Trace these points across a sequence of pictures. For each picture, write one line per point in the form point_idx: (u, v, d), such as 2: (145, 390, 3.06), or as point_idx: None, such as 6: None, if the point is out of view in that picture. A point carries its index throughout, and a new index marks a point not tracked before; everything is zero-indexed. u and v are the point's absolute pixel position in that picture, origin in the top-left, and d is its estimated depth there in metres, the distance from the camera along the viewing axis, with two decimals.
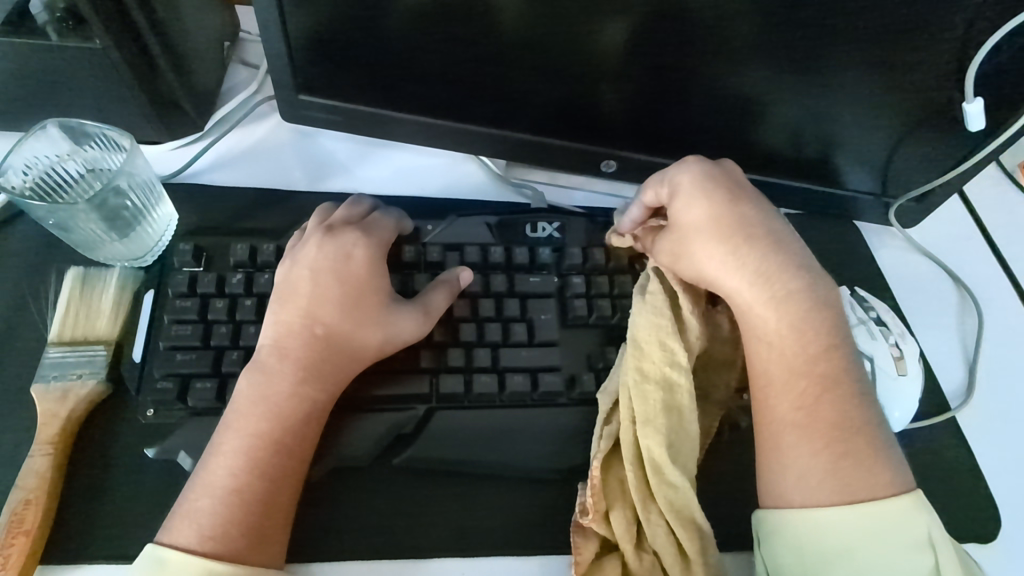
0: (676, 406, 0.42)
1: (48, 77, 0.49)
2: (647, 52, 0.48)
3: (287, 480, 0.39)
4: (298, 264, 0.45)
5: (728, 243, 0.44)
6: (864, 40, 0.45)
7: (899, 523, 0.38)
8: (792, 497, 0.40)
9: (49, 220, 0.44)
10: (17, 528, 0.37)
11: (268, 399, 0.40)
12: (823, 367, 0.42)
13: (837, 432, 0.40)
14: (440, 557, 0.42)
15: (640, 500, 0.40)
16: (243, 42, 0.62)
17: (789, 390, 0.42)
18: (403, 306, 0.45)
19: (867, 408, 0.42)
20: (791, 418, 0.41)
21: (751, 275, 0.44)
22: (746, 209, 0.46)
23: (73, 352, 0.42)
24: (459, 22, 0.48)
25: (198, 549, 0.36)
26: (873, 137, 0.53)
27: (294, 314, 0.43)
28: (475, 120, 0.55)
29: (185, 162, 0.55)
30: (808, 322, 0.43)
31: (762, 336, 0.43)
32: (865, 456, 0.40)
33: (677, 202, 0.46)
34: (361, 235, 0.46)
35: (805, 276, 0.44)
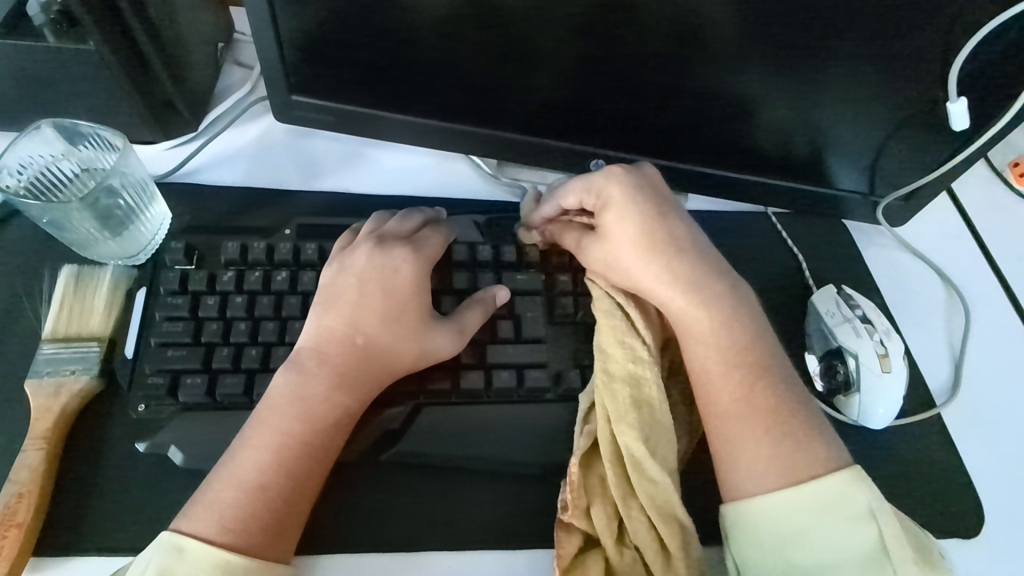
0: (648, 400, 0.42)
1: (44, 78, 0.50)
2: (633, 52, 0.49)
3: (309, 482, 0.40)
4: (346, 271, 0.46)
5: (658, 251, 0.46)
6: (847, 40, 0.46)
7: (840, 498, 0.39)
8: (746, 486, 0.41)
9: (43, 218, 0.45)
10: (9, 520, 0.37)
11: (304, 399, 0.41)
12: (750, 359, 0.44)
13: (773, 419, 0.42)
14: (428, 551, 0.43)
15: (621, 496, 0.41)
16: (237, 44, 0.63)
17: (725, 385, 0.43)
18: (441, 324, 0.45)
19: (795, 393, 0.44)
20: (729, 412, 0.42)
21: (682, 281, 0.45)
22: (670, 216, 0.47)
23: (66, 348, 0.43)
24: (449, 23, 0.48)
25: (217, 539, 0.36)
26: (859, 136, 0.54)
27: (337, 321, 0.44)
28: (466, 120, 0.56)
29: (179, 162, 0.56)
30: (733, 318, 0.45)
31: (696, 338, 0.44)
32: (800, 437, 0.41)
33: (608, 212, 0.47)
34: (410, 251, 0.47)
35: (727, 277, 0.46)
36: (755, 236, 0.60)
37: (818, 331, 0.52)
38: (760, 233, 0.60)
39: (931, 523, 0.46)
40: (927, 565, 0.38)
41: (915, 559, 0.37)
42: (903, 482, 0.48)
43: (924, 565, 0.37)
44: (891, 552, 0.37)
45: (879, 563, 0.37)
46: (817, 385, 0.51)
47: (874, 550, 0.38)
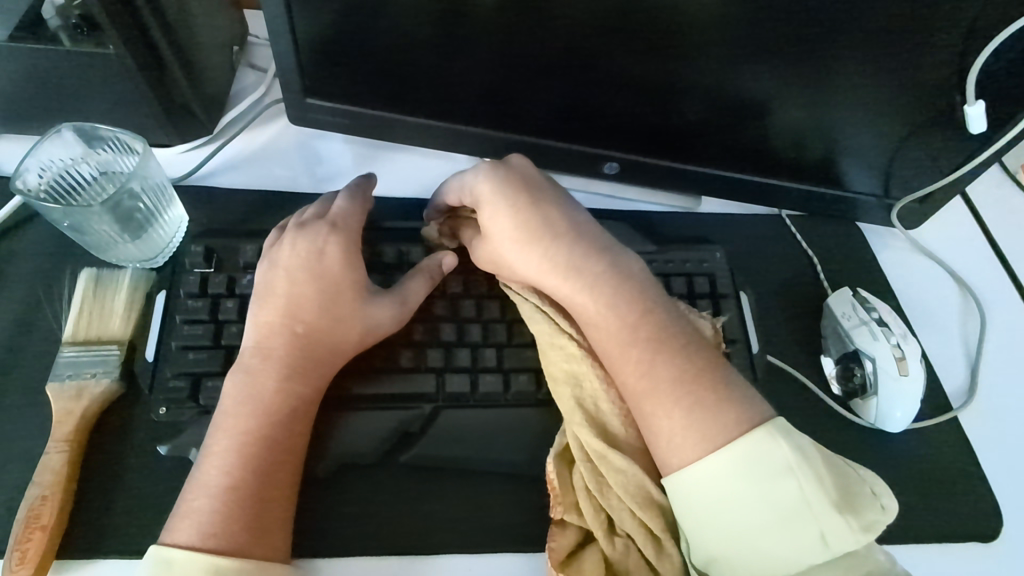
0: (591, 396, 0.44)
1: (63, 81, 0.50)
2: (648, 55, 0.49)
3: (279, 473, 0.40)
4: (275, 265, 0.45)
5: (535, 238, 0.45)
6: (865, 43, 0.46)
7: (753, 457, 0.38)
8: (671, 460, 0.40)
9: (64, 222, 0.45)
10: (33, 523, 0.37)
11: (254, 396, 0.41)
12: (645, 330, 0.43)
13: (678, 390, 0.41)
14: (447, 553, 0.43)
15: (597, 487, 0.41)
16: (251, 46, 0.63)
17: (625, 363, 0.42)
18: (381, 297, 0.45)
19: (700, 356, 0.43)
20: (638, 390, 0.42)
21: (563, 265, 0.45)
22: (544, 202, 0.47)
23: (87, 352, 0.43)
24: (466, 26, 0.48)
25: (200, 545, 0.36)
26: (875, 139, 0.54)
27: (273, 315, 0.44)
28: (480, 123, 0.56)
29: (195, 164, 0.56)
30: (620, 292, 0.44)
31: (590, 320, 0.44)
32: (710, 404, 0.40)
33: (484, 210, 0.47)
34: (330, 230, 0.46)
35: (607, 254, 0.46)
36: (769, 239, 0.60)
37: (834, 334, 0.52)
38: (774, 235, 0.60)
39: (952, 527, 0.46)
40: (850, 510, 0.37)
41: (836, 504, 0.37)
42: (921, 486, 0.48)
43: (847, 509, 0.37)
44: (811, 501, 0.37)
45: (800, 513, 0.37)
46: (834, 388, 0.51)
47: (794, 502, 0.37)
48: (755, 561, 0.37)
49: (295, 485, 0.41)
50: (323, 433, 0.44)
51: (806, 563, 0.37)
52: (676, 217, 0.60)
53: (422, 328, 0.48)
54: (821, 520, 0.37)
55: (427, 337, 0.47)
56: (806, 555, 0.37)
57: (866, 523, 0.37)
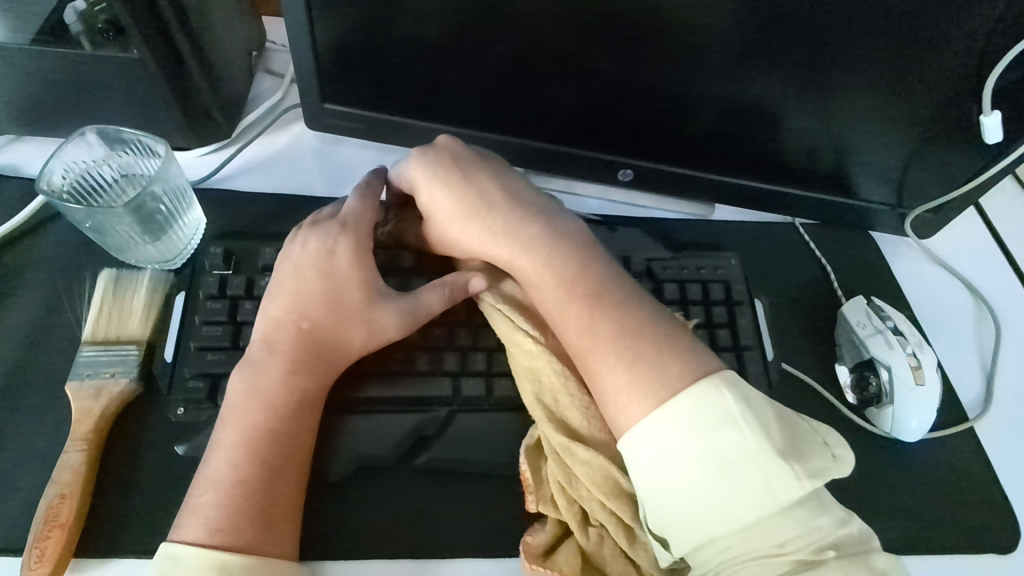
0: (551, 391, 0.43)
1: (86, 84, 0.51)
2: (665, 63, 0.49)
3: (286, 469, 0.39)
4: (286, 261, 0.46)
5: (471, 210, 0.47)
6: (880, 53, 0.46)
7: (695, 412, 0.38)
8: (620, 422, 0.40)
9: (86, 222, 0.45)
10: (52, 521, 0.37)
11: (259, 390, 0.41)
12: (583, 287, 0.44)
13: (619, 344, 0.41)
14: (461, 557, 0.43)
15: (566, 479, 0.41)
16: (269, 52, 0.64)
17: (567, 323, 0.43)
18: (390, 300, 0.45)
19: (638, 310, 0.43)
20: (581, 349, 0.42)
21: (501, 232, 0.46)
22: (478, 179, 0.49)
23: (106, 352, 0.43)
24: (485, 32, 0.49)
25: (208, 541, 0.36)
26: (888, 149, 0.54)
27: (280, 310, 0.44)
28: (496, 130, 0.57)
29: (213, 168, 0.56)
30: (557, 249, 0.45)
31: (531, 283, 0.45)
32: (651, 356, 0.40)
33: (421, 194, 0.49)
34: (343, 229, 0.47)
35: (543, 218, 0.47)
36: (782, 247, 0.60)
37: (848, 342, 0.52)
38: (788, 244, 0.60)
39: (969, 538, 0.46)
40: (794, 457, 0.36)
41: (779, 451, 0.36)
42: (937, 496, 0.47)
43: (791, 457, 0.36)
44: (754, 450, 0.36)
45: (744, 463, 0.36)
46: (849, 396, 0.51)
47: (737, 452, 0.37)
48: (704, 519, 0.37)
49: (303, 482, 0.40)
50: (328, 436, 0.44)
51: (754, 518, 0.36)
52: (689, 224, 0.60)
53: (440, 330, 0.48)
54: (765, 469, 0.36)
55: (442, 341, 0.47)
56: (752, 508, 0.36)
57: (812, 469, 0.36)
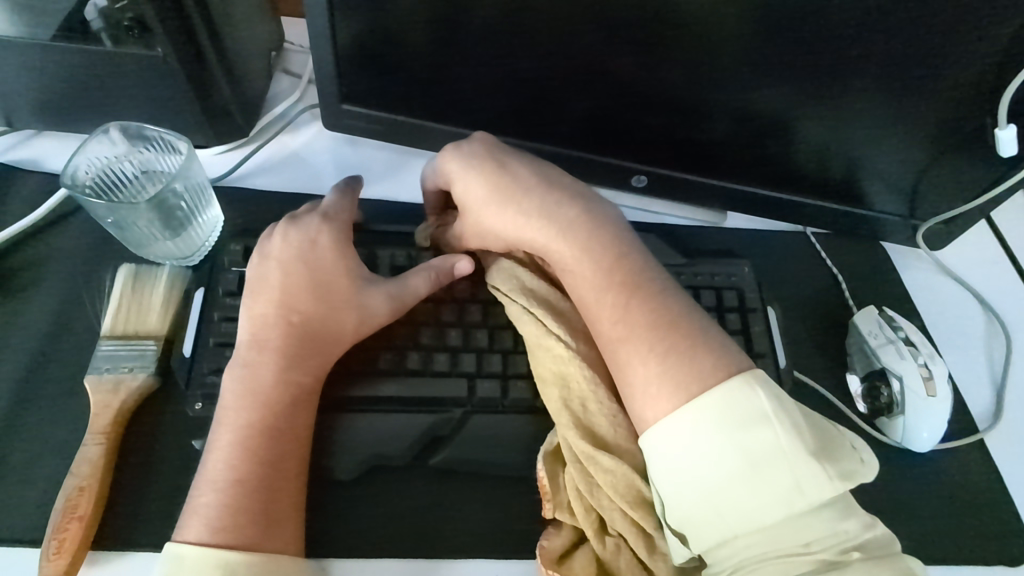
0: (579, 397, 0.43)
1: (108, 80, 0.51)
2: (683, 70, 0.50)
3: (285, 465, 0.40)
4: (267, 258, 0.46)
5: (507, 199, 0.47)
6: (898, 64, 0.46)
7: (729, 408, 0.38)
8: (646, 415, 0.40)
9: (108, 217, 0.46)
10: (71, 513, 0.38)
11: (252, 387, 0.41)
12: (617, 277, 0.45)
13: (653, 334, 0.42)
14: (474, 557, 0.43)
15: (586, 487, 0.41)
16: (287, 52, 0.64)
17: (600, 314, 0.43)
18: (377, 286, 0.46)
19: (671, 302, 0.44)
20: (614, 338, 0.42)
21: (537, 222, 0.47)
22: (513, 168, 0.49)
23: (124, 346, 0.43)
24: (505, 36, 0.49)
25: (210, 541, 0.36)
26: (902, 161, 0.54)
27: (268, 306, 0.44)
28: (513, 134, 0.57)
29: (231, 166, 0.57)
30: (592, 239, 0.46)
31: (566, 272, 0.46)
32: (684, 350, 0.41)
33: (456, 183, 0.50)
34: (323, 220, 0.48)
35: (579, 208, 0.48)
36: (794, 255, 0.60)
37: (859, 351, 0.53)
38: (800, 252, 0.60)
39: (980, 549, 0.46)
40: (826, 457, 0.37)
41: (812, 452, 0.37)
42: (949, 507, 0.48)
43: (824, 459, 0.37)
44: (786, 449, 0.37)
45: (775, 463, 0.37)
46: (860, 405, 0.51)
47: (769, 451, 0.37)
48: (729, 516, 0.37)
49: (303, 479, 0.41)
50: (326, 435, 0.44)
51: (782, 516, 0.36)
52: (701, 231, 0.61)
53: (455, 332, 0.48)
54: (796, 469, 0.36)
55: (458, 343, 0.48)
56: (781, 507, 0.36)
57: (843, 471, 0.37)
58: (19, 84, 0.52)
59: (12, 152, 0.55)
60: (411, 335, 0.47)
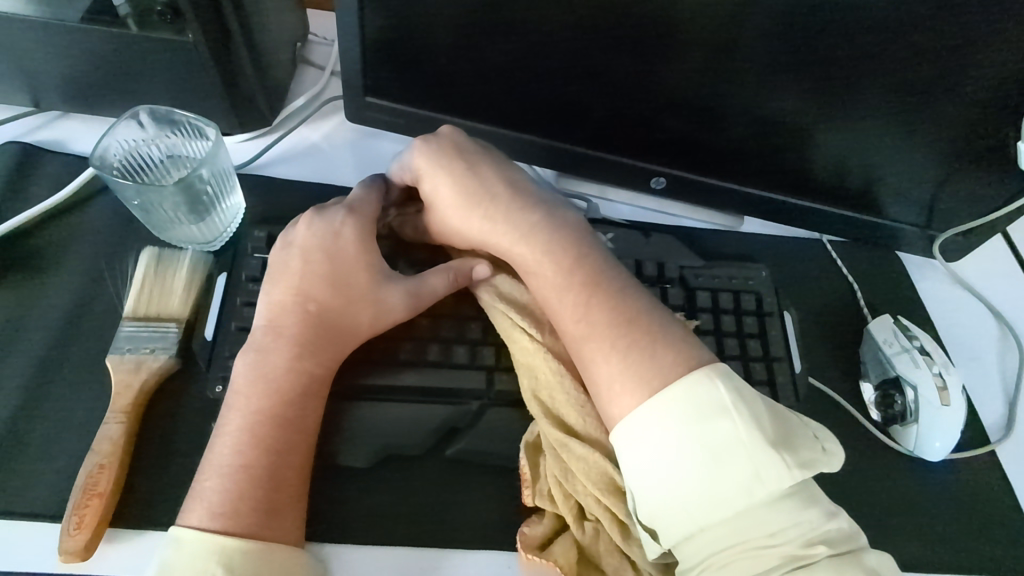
0: (547, 388, 0.44)
1: (137, 65, 0.52)
2: (708, 73, 0.50)
3: (293, 454, 0.40)
4: (290, 245, 0.46)
5: (472, 199, 0.48)
6: (923, 75, 0.47)
7: (687, 400, 0.38)
8: (612, 411, 0.40)
9: (135, 199, 0.46)
10: (91, 489, 0.38)
11: (264, 373, 0.41)
12: (580, 274, 0.44)
13: (614, 332, 0.41)
14: (486, 549, 0.43)
15: (560, 474, 0.42)
16: (311, 44, 0.65)
17: (564, 311, 0.43)
18: (395, 282, 0.46)
19: (633, 301, 0.43)
20: (578, 336, 0.42)
21: (503, 221, 0.47)
22: (478, 168, 0.49)
23: (146, 327, 0.44)
24: (532, 35, 0.50)
25: (210, 526, 0.36)
26: (922, 172, 0.54)
27: (286, 293, 0.44)
28: (534, 131, 0.57)
29: (254, 154, 0.57)
30: (555, 238, 0.46)
31: (529, 270, 0.46)
32: (645, 347, 0.41)
33: (423, 181, 0.49)
34: (350, 214, 0.48)
35: (543, 208, 0.48)
36: (809, 262, 0.60)
37: (873, 359, 0.53)
38: (815, 259, 0.60)
39: (989, 560, 0.46)
40: (785, 448, 0.37)
41: (770, 442, 0.36)
42: (959, 517, 0.48)
43: (783, 448, 0.37)
44: (745, 440, 0.36)
45: (735, 454, 0.36)
46: (873, 413, 0.51)
47: (728, 442, 0.37)
48: (693, 510, 0.36)
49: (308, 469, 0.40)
50: (338, 421, 0.44)
51: (744, 508, 0.36)
52: (717, 235, 0.61)
53: (475, 325, 0.48)
54: (754, 458, 0.36)
55: (478, 336, 0.48)
56: (743, 499, 0.36)
57: (802, 460, 0.37)
58: (49, 66, 0.52)
59: (37, 133, 0.56)
60: (433, 327, 0.48)
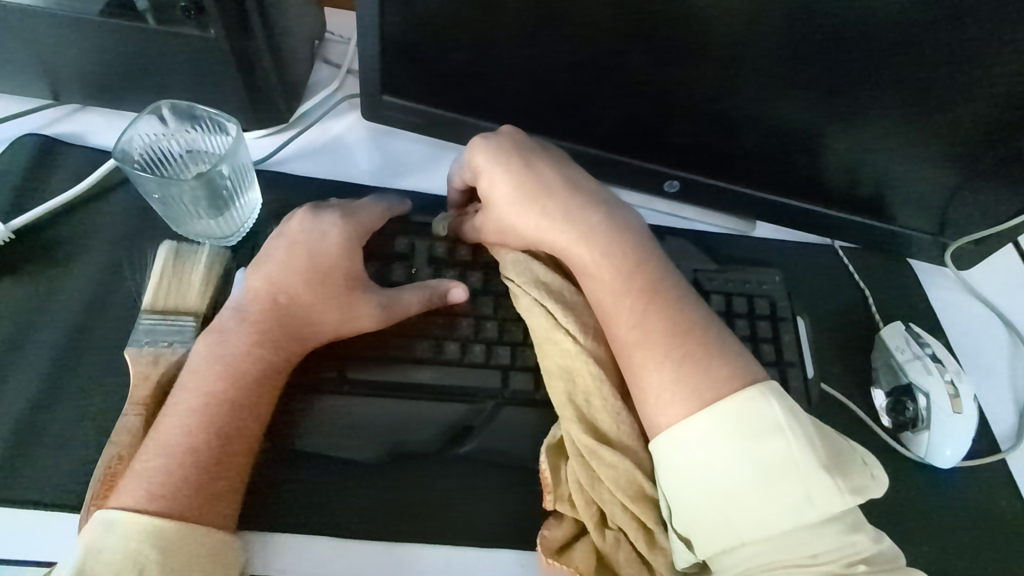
0: (584, 393, 0.43)
1: (157, 60, 0.52)
2: (725, 78, 0.50)
3: (236, 442, 0.40)
4: (280, 238, 0.47)
5: (533, 199, 0.48)
6: (941, 83, 0.47)
7: (744, 416, 0.39)
8: (658, 418, 0.41)
9: (156, 193, 0.47)
10: (110, 481, 0.38)
11: (222, 358, 0.41)
12: (638, 283, 0.45)
13: (670, 340, 0.42)
14: (500, 547, 0.44)
15: (588, 481, 0.41)
16: (328, 42, 0.65)
17: (620, 315, 0.44)
18: (371, 293, 0.46)
19: (690, 310, 0.44)
20: (630, 342, 0.43)
21: (564, 223, 0.47)
22: (542, 168, 0.49)
23: (165, 321, 0.44)
24: (551, 37, 0.50)
25: (147, 507, 0.36)
26: (937, 181, 0.54)
27: (260, 282, 0.45)
28: (550, 133, 0.58)
29: (272, 151, 0.58)
30: (613, 245, 0.47)
31: (585, 273, 0.46)
32: (700, 357, 0.42)
33: (484, 178, 0.50)
34: (342, 217, 0.48)
35: (604, 213, 0.48)
36: (821, 268, 0.61)
37: (885, 366, 0.53)
38: (827, 265, 0.61)
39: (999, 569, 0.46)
40: (837, 471, 0.38)
41: (823, 463, 0.38)
42: (969, 525, 0.48)
43: (835, 471, 0.38)
44: (799, 459, 0.38)
45: (787, 472, 0.37)
46: (884, 420, 0.51)
47: (782, 460, 0.38)
48: (739, 523, 0.38)
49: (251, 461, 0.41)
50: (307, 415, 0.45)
51: (791, 526, 0.37)
52: (730, 239, 0.61)
53: (490, 324, 0.49)
54: (807, 479, 0.37)
55: (494, 335, 0.48)
56: (791, 516, 0.37)
57: (853, 485, 0.37)
58: (71, 59, 0.53)
59: (56, 126, 0.56)
60: (449, 326, 0.48)
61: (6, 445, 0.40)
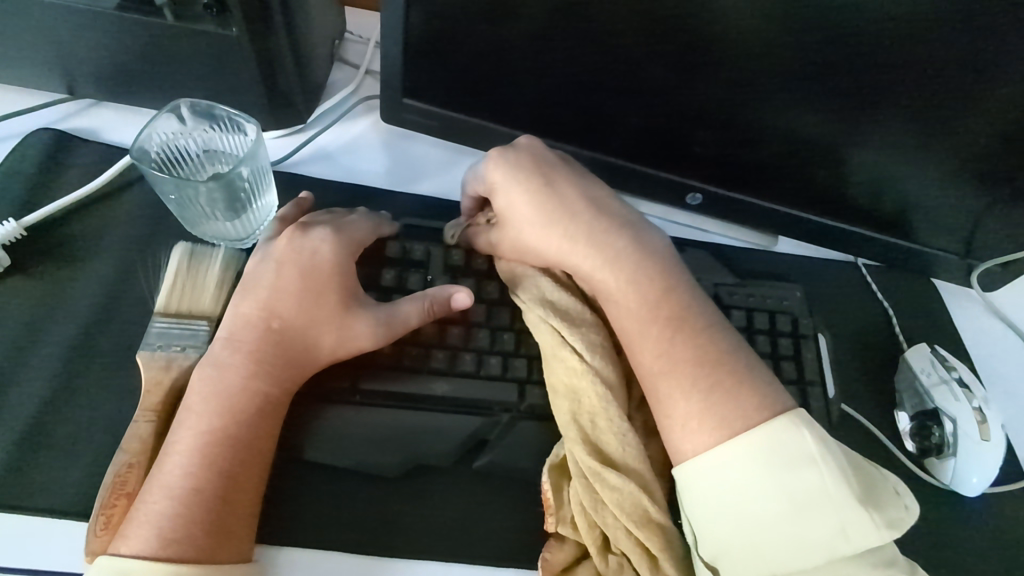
0: (589, 413, 0.42)
1: (176, 57, 0.51)
2: (754, 91, 0.49)
3: (246, 475, 0.39)
4: (267, 258, 0.45)
5: (554, 218, 0.47)
6: (976, 103, 0.46)
7: (776, 444, 0.38)
8: (684, 447, 0.40)
9: (172, 194, 0.46)
10: (119, 489, 0.37)
11: (221, 392, 0.40)
12: (665, 308, 0.44)
13: (698, 368, 0.41)
14: (515, 566, 0.42)
15: (590, 504, 0.40)
16: (346, 43, 0.64)
17: (643, 340, 0.43)
18: (367, 310, 0.44)
19: (718, 337, 0.43)
20: (654, 368, 0.42)
21: (586, 244, 0.46)
22: (563, 187, 0.49)
23: (177, 324, 0.43)
24: (578, 44, 0.49)
25: (158, 554, 0.35)
26: (966, 203, 0.53)
27: (253, 307, 0.43)
28: (572, 141, 0.57)
29: (289, 151, 0.57)
30: (640, 268, 0.46)
31: (608, 297, 0.45)
32: (728, 386, 0.41)
33: (502, 194, 0.49)
34: (331, 231, 0.46)
35: (628, 236, 0.47)
36: (843, 285, 0.59)
37: (910, 389, 0.52)
38: (849, 283, 0.59)
39: None
40: (872, 504, 0.37)
41: (858, 496, 0.36)
42: (997, 555, 0.47)
43: (869, 504, 0.36)
44: (833, 492, 0.37)
45: (820, 504, 0.36)
46: (908, 444, 0.50)
47: (815, 493, 0.37)
48: (766, 550, 0.37)
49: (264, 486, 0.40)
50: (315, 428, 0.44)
51: (823, 558, 0.36)
52: (750, 253, 0.60)
53: (507, 335, 0.47)
54: (842, 512, 0.36)
55: (510, 346, 0.47)
56: (824, 548, 0.36)
57: (890, 519, 0.36)
58: (88, 54, 0.52)
59: (70, 121, 0.55)
60: (464, 337, 0.47)
61: (13, 448, 0.39)
